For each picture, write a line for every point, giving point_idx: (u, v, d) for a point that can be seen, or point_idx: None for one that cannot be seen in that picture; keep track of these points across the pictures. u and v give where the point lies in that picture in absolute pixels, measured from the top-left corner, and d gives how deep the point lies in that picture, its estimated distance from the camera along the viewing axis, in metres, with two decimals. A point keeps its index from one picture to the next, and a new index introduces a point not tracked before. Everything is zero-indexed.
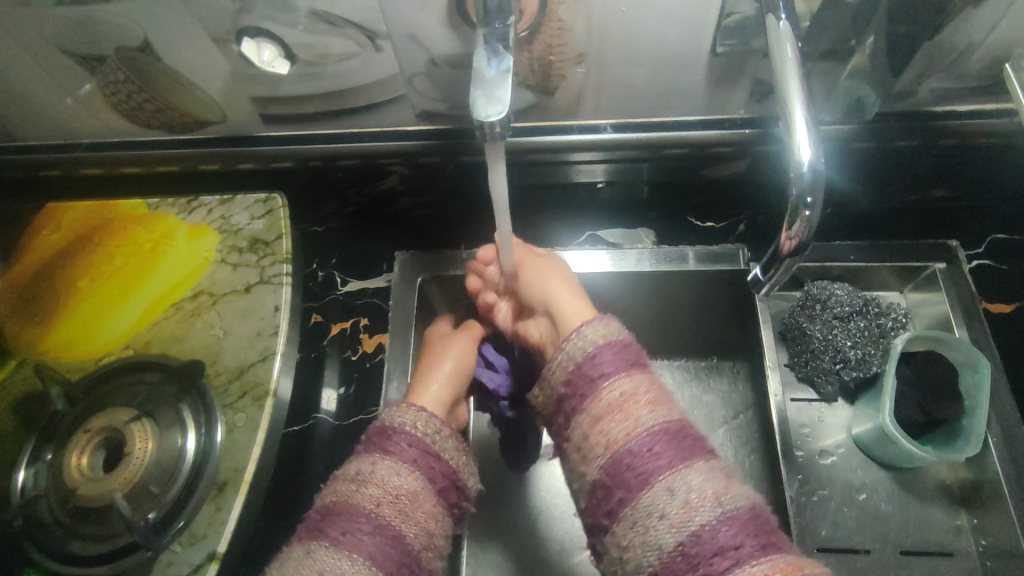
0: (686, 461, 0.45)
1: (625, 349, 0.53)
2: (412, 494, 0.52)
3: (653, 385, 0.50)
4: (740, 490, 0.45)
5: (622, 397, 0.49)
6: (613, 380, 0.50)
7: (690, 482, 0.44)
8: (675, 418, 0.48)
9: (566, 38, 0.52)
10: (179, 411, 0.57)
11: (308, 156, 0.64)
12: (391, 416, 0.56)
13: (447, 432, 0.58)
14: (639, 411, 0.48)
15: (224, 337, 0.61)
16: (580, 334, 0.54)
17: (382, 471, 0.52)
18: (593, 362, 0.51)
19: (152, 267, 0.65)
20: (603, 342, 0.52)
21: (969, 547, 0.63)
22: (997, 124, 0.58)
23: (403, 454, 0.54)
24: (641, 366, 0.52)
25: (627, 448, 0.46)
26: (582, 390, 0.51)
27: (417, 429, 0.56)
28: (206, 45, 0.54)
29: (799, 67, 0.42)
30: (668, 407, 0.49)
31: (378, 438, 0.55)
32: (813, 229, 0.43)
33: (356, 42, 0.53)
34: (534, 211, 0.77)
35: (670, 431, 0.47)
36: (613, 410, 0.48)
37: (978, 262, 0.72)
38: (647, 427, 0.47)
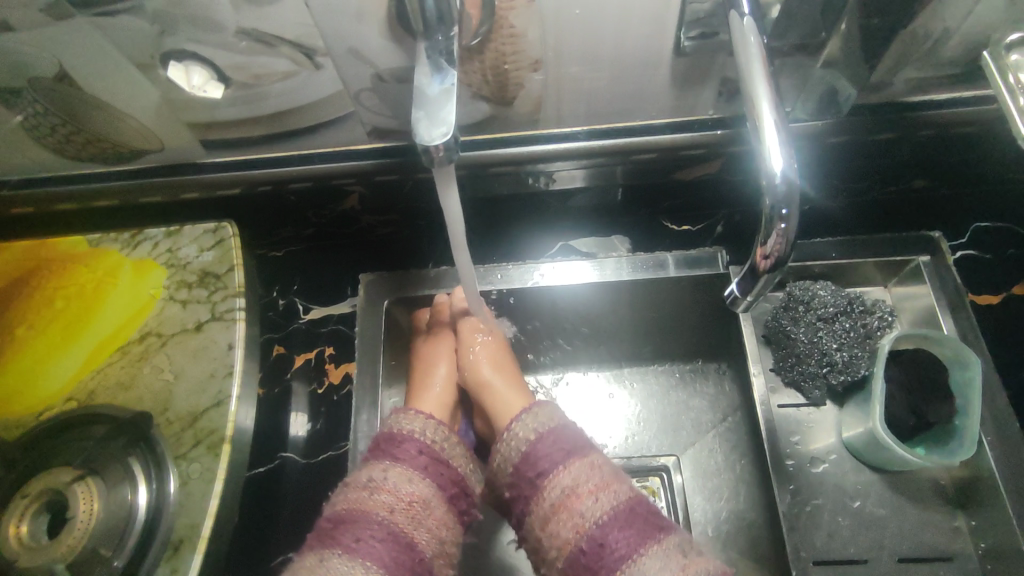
0: (639, 550, 0.46)
1: (559, 436, 0.53)
2: (425, 501, 0.50)
3: (595, 466, 0.51)
4: (700, 565, 0.45)
5: (565, 491, 0.49)
6: (554, 473, 0.51)
7: (648, 574, 0.44)
8: (623, 499, 0.49)
9: (520, 44, 0.49)
10: (127, 465, 0.54)
11: (255, 182, 0.60)
12: (400, 423, 0.55)
13: (455, 439, 0.57)
14: (582, 504, 0.48)
15: (174, 381, 0.57)
16: (515, 433, 0.55)
17: (394, 478, 0.50)
18: (532, 461, 0.52)
19: (93, 310, 0.60)
20: (536, 436, 0.53)
21: (969, 550, 0.60)
22: (974, 112, 0.55)
23: (414, 460, 0.52)
24: (579, 450, 0.52)
25: (580, 545, 0.47)
26: (528, 492, 0.52)
27: (427, 436, 0.54)
28: (129, 71, 0.50)
29: (766, 66, 0.39)
30: (614, 487, 0.50)
31: (387, 444, 0.53)
32: (791, 243, 0.39)
33: (292, 59, 0.49)
34: (503, 223, 0.74)
35: (619, 518, 0.47)
36: (558, 509, 0.49)
37: (962, 253, 0.69)
38: (595, 519, 0.48)
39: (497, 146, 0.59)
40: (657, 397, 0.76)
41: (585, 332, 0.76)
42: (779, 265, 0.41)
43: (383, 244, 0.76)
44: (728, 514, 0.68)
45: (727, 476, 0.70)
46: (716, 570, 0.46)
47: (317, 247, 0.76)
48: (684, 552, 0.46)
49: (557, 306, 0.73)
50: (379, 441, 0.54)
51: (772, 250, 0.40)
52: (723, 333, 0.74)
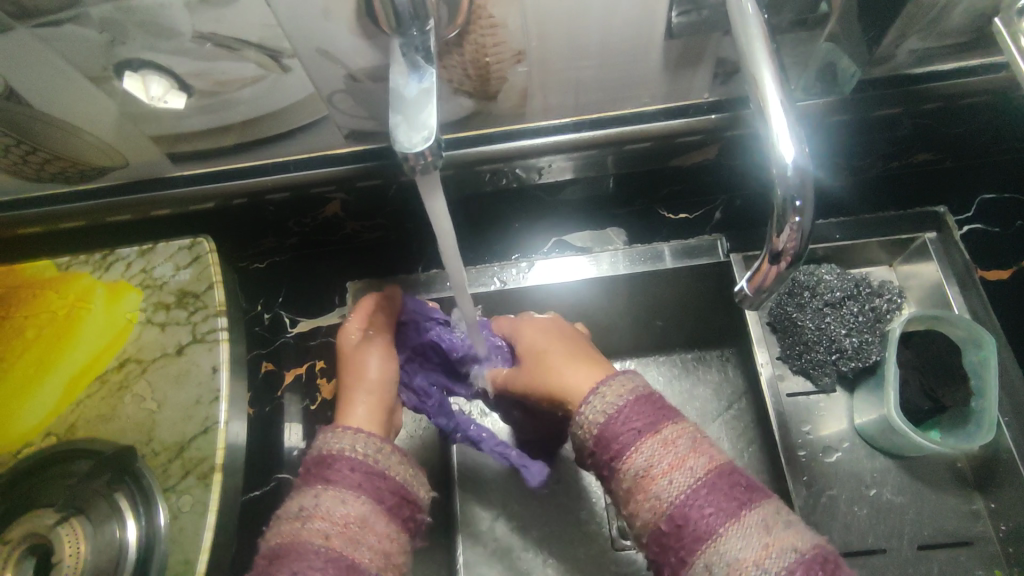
0: (720, 529, 0.40)
1: (638, 406, 0.46)
2: (362, 520, 0.46)
3: (670, 441, 0.44)
4: (787, 541, 0.39)
5: (639, 473, 0.44)
6: (628, 453, 0.45)
7: (728, 554, 0.39)
8: (703, 473, 0.42)
9: (501, 35, 0.46)
10: (113, 502, 0.51)
11: (230, 195, 0.57)
12: (327, 442, 0.51)
13: (390, 447, 0.52)
14: (657, 485, 0.43)
15: (157, 410, 0.54)
16: (587, 407, 0.48)
17: (327, 503, 0.46)
18: (605, 439, 0.46)
19: (68, 338, 0.57)
20: (607, 416, 0.47)
21: (988, 532, 0.59)
22: (982, 81, 0.53)
23: (344, 478, 0.48)
24: (658, 422, 0.45)
25: (660, 526, 0.42)
26: (606, 468, 0.46)
27: (358, 451, 0.50)
28: (85, 86, 0.46)
29: (768, 45, 0.36)
30: (695, 459, 0.43)
31: (319, 467, 0.49)
32: (806, 238, 0.36)
33: (258, 64, 0.46)
34: (494, 220, 0.71)
35: (697, 496, 0.41)
36: (635, 488, 0.44)
37: (969, 228, 0.67)
38: (672, 499, 0.42)
39: (483, 143, 0.56)
40: (660, 389, 0.74)
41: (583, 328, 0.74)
42: (795, 263, 0.38)
43: (370, 249, 0.73)
44: None
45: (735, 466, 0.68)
46: (807, 550, 0.39)
47: (301, 256, 0.73)
48: (768, 529, 0.40)
49: (555, 303, 0.70)
50: (313, 460, 0.50)
51: (786, 245, 0.37)
52: (726, 321, 0.72)
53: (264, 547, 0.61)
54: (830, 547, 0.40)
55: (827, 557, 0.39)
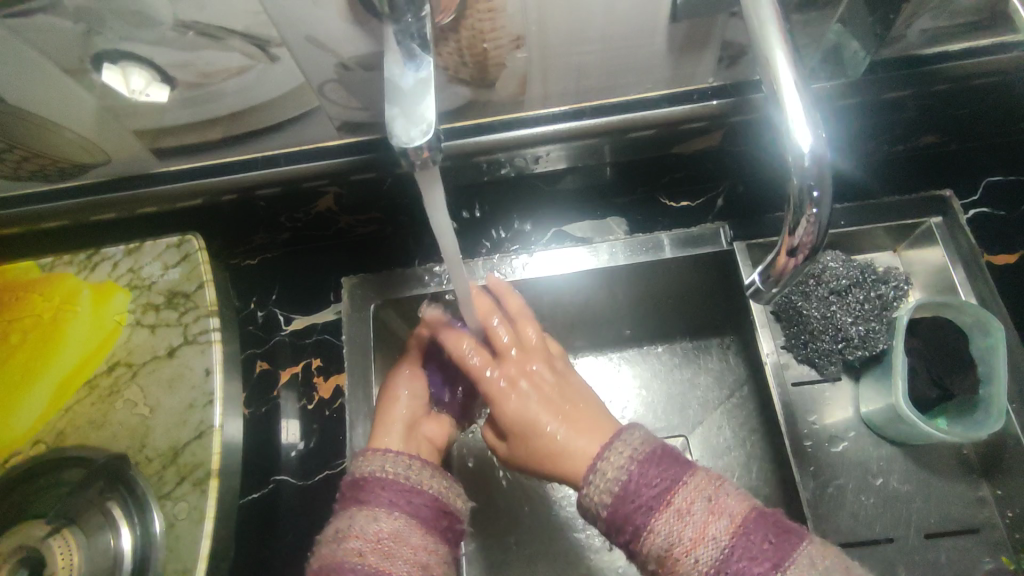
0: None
1: (641, 478, 0.46)
2: (396, 534, 0.48)
3: (684, 510, 0.44)
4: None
5: (663, 553, 0.44)
6: (645, 533, 0.45)
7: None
8: (727, 537, 0.43)
9: (500, 20, 0.43)
10: (107, 512, 0.50)
11: (219, 190, 0.55)
12: (359, 467, 0.53)
13: (420, 463, 0.54)
14: (686, 563, 0.43)
15: (150, 415, 0.52)
16: (595, 481, 0.49)
17: (360, 522, 0.48)
18: (622, 518, 0.46)
19: (55, 342, 0.55)
20: (618, 494, 0.47)
21: (995, 518, 0.58)
22: (994, 62, 0.51)
23: (378, 498, 0.50)
24: (667, 491, 0.45)
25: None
26: (630, 543, 0.47)
27: (388, 471, 0.52)
28: (62, 80, 0.44)
29: (781, 26, 0.34)
30: (716, 525, 0.43)
31: (354, 491, 0.51)
32: (824, 230, 0.35)
33: (244, 54, 0.44)
34: (491, 211, 0.69)
35: (734, 556, 0.42)
36: (664, 565, 0.44)
37: (976, 211, 0.66)
38: (705, 570, 0.42)
39: (480, 133, 0.54)
40: (659, 378, 0.73)
41: (583, 320, 0.73)
42: (812, 256, 0.37)
43: (364, 243, 0.71)
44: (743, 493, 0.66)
45: (738, 454, 0.68)
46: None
47: (293, 251, 0.71)
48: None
49: (556, 295, 0.69)
50: (350, 477, 0.53)
51: (802, 240, 0.36)
52: (729, 310, 0.71)
53: (263, 549, 0.60)
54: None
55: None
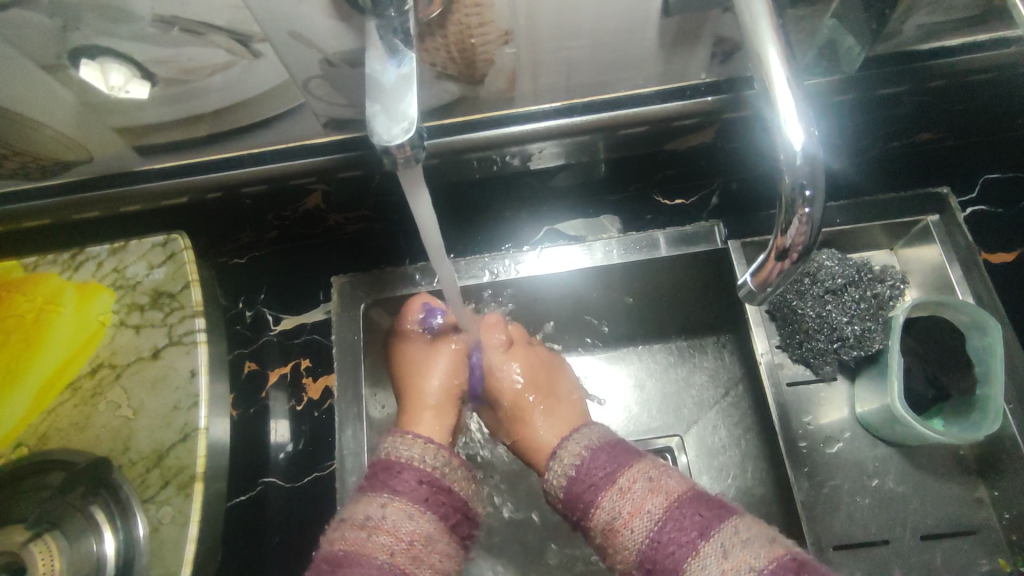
0: (683, 565, 0.43)
1: (591, 462, 0.52)
2: (425, 538, 0.49)
3: (627, 489, 0.48)
4: (744, 562, 0.41)
5: (605, 528, 0.48)
6: (592, 509, 0.49)
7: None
8: (661, 512, 0.45)
9: (487, 14, 0.43)
10: (90, 516, 0.49)
11: (203, 188, 0.54)
12: (396, 451, 0.54)
13: (456, 462, 0.56)
14: (622, 534, 0.46)
15: (134, 417, 0.51)
16: (556, 464, 0.54)
17: (392, 516, 0.49)
18: (574, 495, 0.51)
19: (37, 344, 0.54)
20: (570, 477, 0.52)
21: (991, 520, 0.58)
22: (991, 58, 0.51)
23: (411, 491, 0.51)
24: (611, 474, 0.50)
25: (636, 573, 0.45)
26: (582, 522, 0.50)
27: (425, 463, 0.53)
28: (39, 76, 0.43)
29: (773, 20, 0.33)
30: (652, 500, 0.46)
31: (384, 475, 0.52)
32: (816, 230, 0.34)
33: (226, 49, 0.43)
34: (483, 209, 0.68)
35: (665, 528, 0.44)
36: (606, 540, 0.48)
37: (973, 209, 0.66)
38: (638, 543, 0.45)
39: (470, 130, 0.54)
40: (653, 378, 0.72)
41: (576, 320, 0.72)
42: (804, 257, 0.36)
43: (354, 242, 0.70)
44: (738, 494, 0.66)
45: (733, 454, 0.67)
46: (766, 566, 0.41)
47: (282, 250, 0.70)
48: (725, 554, 0.42)
49: (549, 294, 0.68)
50: (381, 459, 0.54)
51: (794, 240, 0.35)
52: (723, 309, 0.70)
53: (252, 552, 0.59)
54: (792, 555, 0.41)
55: (787, 566, 0.41)
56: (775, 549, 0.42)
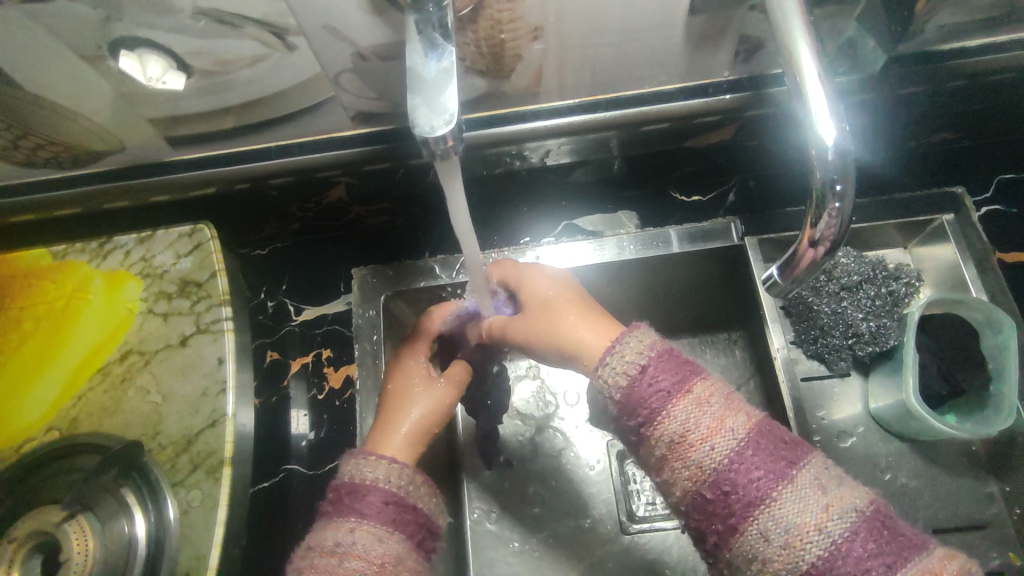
0: (771, 494, 0.38)
1: (662, 363, 0.42)
2: (397, 559, 0.43)
3: (704, 401, 0.41)
4: (846, 501, 0.37)
5: (675, 439, 0.40)
6: (660, 417, 0.41)
7: (785, 519, 0.37)
8: (745, 432, 0.40)
9: (518, 11, 0.43)
10: (120, 498, 0.50)
11: (232, 179, 0.55)
12: (361, 472, 0.46)
13: (422, 477, 0.48)
14: (698, 451, 0.39)
15: (163, 403, 0.52)
16: (615, 354, 0.44)
17: (362, 540, 0.43)
18: (634, 398, 0.42)
19: (67, 331, 0.55)
20: (634, 376, 0.42)
21: (1003, 514, 0.58)
22: (1012, 58, 0.51)
23: (382, 515, 0.44)
24: (686, 381, 0.42)
25: (703, 494, 0.39)
26: (639, 429, 0.42)
27: (391, 483, 0.46)
28: (78, 67, 0.44)
29: (805, 19, 0.34)
30: (734, 419, 0.40)
31: (349, 498, 0.45)
32: (846, 224, 0.35)
33: (262, 42, 0.43)
34: (502, 203, 0.69)
35: (753, 453, 0.39)
36: (672, 454, 0.40)
37: (987, 209, 0.67)
38: (717, 465, 0.39)
39: (494, 125, 0.54)
40: None
41: None
42: (832, 250, 0.36)
43: (374, 234, 0.71)
44: None
45: None
46: (864, 507, 0.37)
47: (303, 242, 0.71)
48: (823, 489, 0.38)
49: None
50: (346, 482, 0.46)
51: (824, 233, 0.36)
52: (737, 305, 0.71)
53: (273, 537, 0.60)
54: (881, 499, 0.39)
55: (884, 512, 0.37)
56: (867, 492, 0.39)
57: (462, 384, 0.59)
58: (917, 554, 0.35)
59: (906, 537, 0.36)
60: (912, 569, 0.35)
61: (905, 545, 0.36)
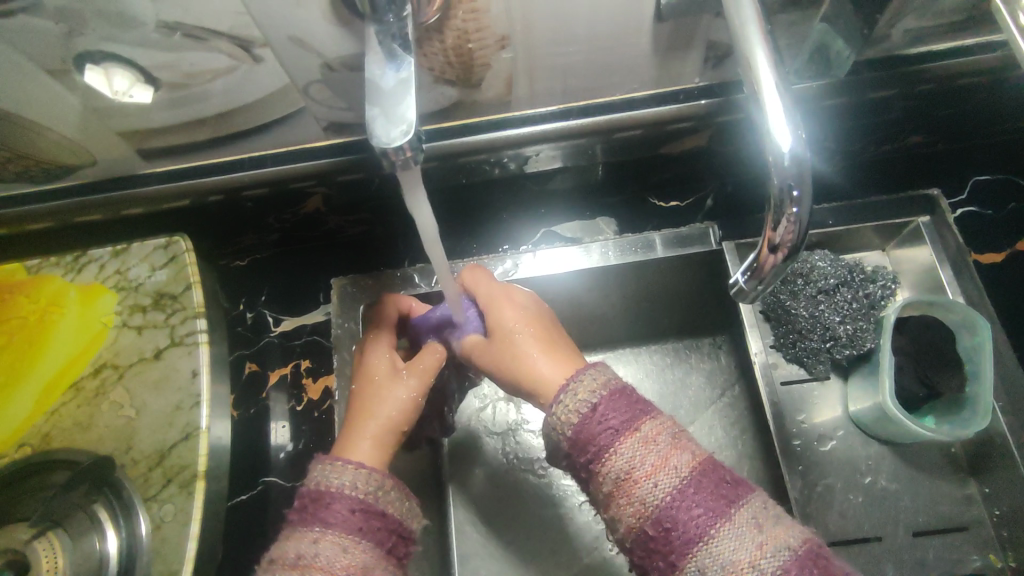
0: (709, 532, 0.38)
1: (612, 402, 0.43)
2: (363, 569, 0.43)
3: (650, 439, 0.41)
4: (782, 538, 0.38)
5: (620, 477, 0.41)
6: (607, 455, 0.42)
7: (721, 557, 0.38)
8: (687, 470, 0.40)
9: (483, 20, 0.43)
10: (93, 514, 0.50)
11: (205, 192, 0.55)
12: (327, 478, 0.46)
13: (391, 482, 0.48)
14: (641, 489, 0.40)
15: (136, 417, 0.52)
16: (568, 393, 0.45)
17: (326, 551, 0.43)
18: (584, 436, 0.43)
19: (41, 346, 0.54)
20: (583, 417, 0.43)
21: (983, 516, 0.58)
22: (979, 61, 0.52)
23: (347, 523, 0.44)
24: (633, 420, 0.42)
25: (646, 530, 0.40)
26: (588, 466, 0.43)
27: (358, 490, 0.46)
28: (44, 81, 0.44)
29: (762, 26, 0.35)
30: (678, 457, 0.41)
31: (314, 507, 0.45)
32: (804, 229, 0.35)
33: (228, 54, 0.44)
34: (481, 211, 0.69)
35: (693, 490, 0.40)
36: (616, 492, 0.41)
37: (962, 210, 0.67)
38: (658, 504, 0.40)
39: (467, 133, 0.55)
40: (649, 378, 0.72)
41: (573, 321, 0.72)
42: (793, 255, 0.37)
43: (354, 244, 0.71)
44: None
45: (728, 454, 0.68)
46: (800, 545, 0.38)
47: (283, 253, 0.71)
48: (760, 527, 0.38)
49: (546, 296, 0.69)
50: (314, 489, 0.46)
51: (783, 237, 0.36)
52: (718, 309, 0.71)
53: (251, 550, 0.59)
54: (819, 538, 0.39)
55: (818, 550, 0.38)
56: (806, 533, 0.39)
57: (431, 372, 0.57)
58: None
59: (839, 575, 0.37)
60: None
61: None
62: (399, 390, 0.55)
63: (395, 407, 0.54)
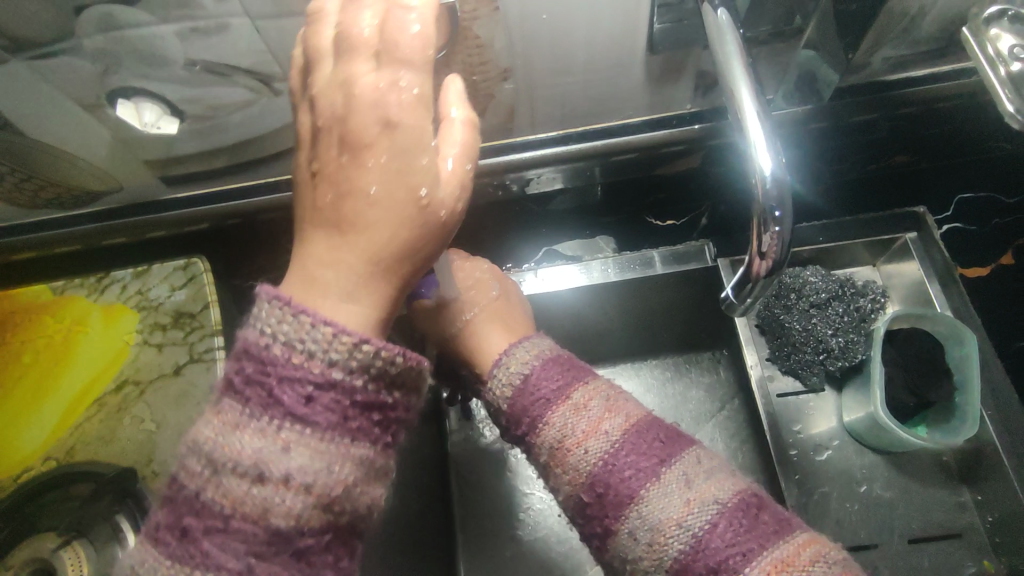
0: (640, 491, 0.40)
1: (545, 371, 0.47)
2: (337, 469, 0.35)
3: (581, 406, 0.44)
4: (708, 494, 0.39)
5: (555, 445, 0.44)
6: (541, 425, 0.45)
7: (650, 517, 0.39)
8: (619, 433, 0.43)
9: (487, 54, 0.48)
10: (115, 524, 0.51)
11: (224, 215, 0.57)
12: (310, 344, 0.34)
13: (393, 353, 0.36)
14: (572, 455, 0.43)
15: (157, 430, 0.54)
16: (503, 366, 0.49)
17: (294, 447, 0.34)
18: (520, 405, 0.46)
19: (68, 363, 0.57)
20: (514, 391, 0.47)
21: (976, 523, 0.60)
22: (956, 85, 0.54)
23: (327, 419, 0.35)
24: (563, 390, 0.45)
25: (583, 496, 0.43)
26: (527, 433, 0.46)
27: (347, 367, 0.35)
28: (80, 115, 0.48)
29: (745, 59, 0.38)
30: (610, 420, 0.43)
31: (288, 383, 0.34)
32: (786, 246, 0.38)
33: (249, 88, 0.47)
34: (487, 230, 0.72)
35: (621, 453, 0.42)
36: (552, 459, 0.44)
37: (949, 226, 0.71)
38: (589, 469, 0.42)
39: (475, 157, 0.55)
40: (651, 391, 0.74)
41: (577, 337, 0.74)
42: (777, 266, 0.39)
43: None
44: None
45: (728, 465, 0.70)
46: (730, 498, 0.39)
47: None
48: (689, 484, 0.40)
49: (549, 313, 0.71)
50: (279, 364, 0.34)
51: (766, 249, 0.38)
52: (717, 326, 0.73)
53: None
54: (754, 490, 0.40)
55: (750, 501, 0.39)
56: (739, 485, 0.40)
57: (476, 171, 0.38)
58: (777, 543, 0.37)
59: (767, 525, 0.38)
60: (768, 556, 0.36)
61: (765, 533, 0.37)
62: (423, 203, 0.36)
63: (413, 232, 0.37)
